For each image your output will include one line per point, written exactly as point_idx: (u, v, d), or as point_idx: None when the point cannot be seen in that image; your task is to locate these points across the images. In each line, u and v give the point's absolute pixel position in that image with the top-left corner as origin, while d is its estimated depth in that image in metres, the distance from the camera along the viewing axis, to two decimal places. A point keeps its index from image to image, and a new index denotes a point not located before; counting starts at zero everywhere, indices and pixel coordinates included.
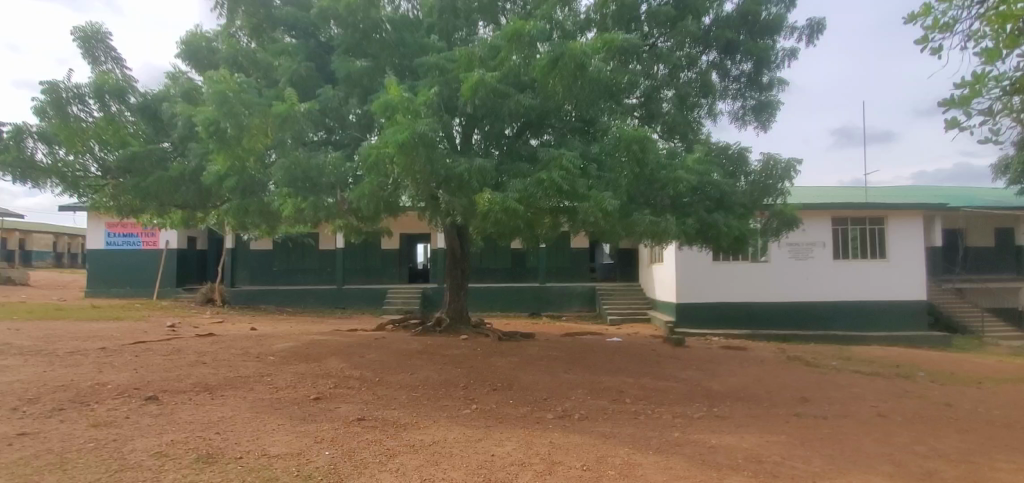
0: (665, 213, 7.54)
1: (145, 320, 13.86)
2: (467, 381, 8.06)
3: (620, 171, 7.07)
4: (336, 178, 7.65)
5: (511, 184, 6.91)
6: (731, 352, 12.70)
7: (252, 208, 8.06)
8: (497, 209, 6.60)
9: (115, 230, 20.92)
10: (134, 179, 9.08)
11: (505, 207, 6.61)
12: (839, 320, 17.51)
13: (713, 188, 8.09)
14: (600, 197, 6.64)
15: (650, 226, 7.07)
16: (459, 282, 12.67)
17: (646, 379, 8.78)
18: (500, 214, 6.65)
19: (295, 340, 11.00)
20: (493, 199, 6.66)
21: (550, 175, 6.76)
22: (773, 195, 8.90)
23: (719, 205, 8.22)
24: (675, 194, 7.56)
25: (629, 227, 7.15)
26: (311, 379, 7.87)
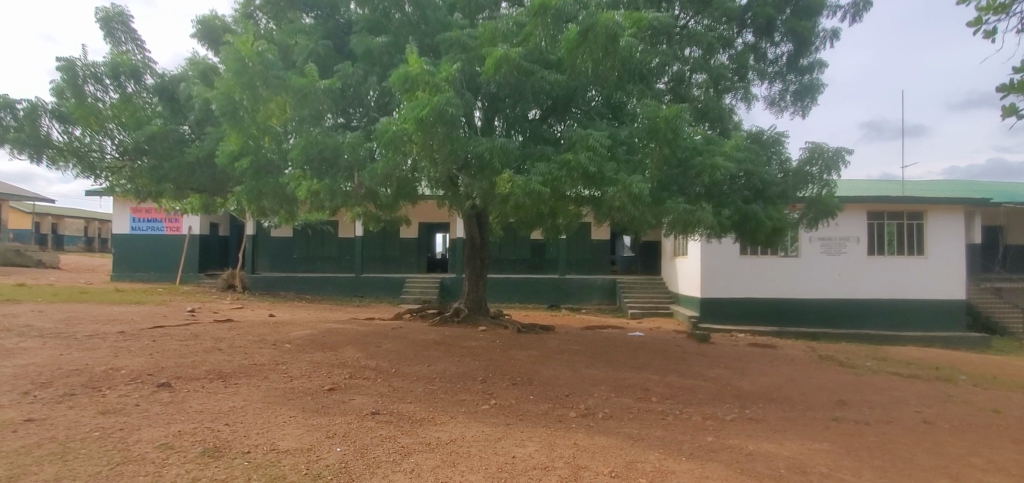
0: (699, 201, 7.10)
1: (166, 305, 13.98)
2: (486, 374, 7.78)
3: (652, 155, 6.66)
4: (354, 160, 7.38)
5: (535, 167, 6.55)
6: (759, 350, 12.18)
7: (268, 191, 7.85)
8: (520, 193, 6.25)
9: (141, 216, 21.22)
10: (153, 162, 9.00)
11: (528, 191, 6.25)
12: (873, 319, 16.73)
13: (751, 177, 7.63)
14: (629, 182, 6.23)
15: (683, 214, 6.66)
16: (478, 273, 12.40)
17: (672, 376, 8.38)
18: (524, 199, 6.28)
19: (311, 328, 10.88)
20: (516, 182, 6.31)
21: (576, 157, 6.37)
22: (815, 184, 8.33)
23: (757, 195, 7.76)
24: (710, 182, 7.12)
25: (660, 215, 6.72)
26: (326, 369, 7.69)
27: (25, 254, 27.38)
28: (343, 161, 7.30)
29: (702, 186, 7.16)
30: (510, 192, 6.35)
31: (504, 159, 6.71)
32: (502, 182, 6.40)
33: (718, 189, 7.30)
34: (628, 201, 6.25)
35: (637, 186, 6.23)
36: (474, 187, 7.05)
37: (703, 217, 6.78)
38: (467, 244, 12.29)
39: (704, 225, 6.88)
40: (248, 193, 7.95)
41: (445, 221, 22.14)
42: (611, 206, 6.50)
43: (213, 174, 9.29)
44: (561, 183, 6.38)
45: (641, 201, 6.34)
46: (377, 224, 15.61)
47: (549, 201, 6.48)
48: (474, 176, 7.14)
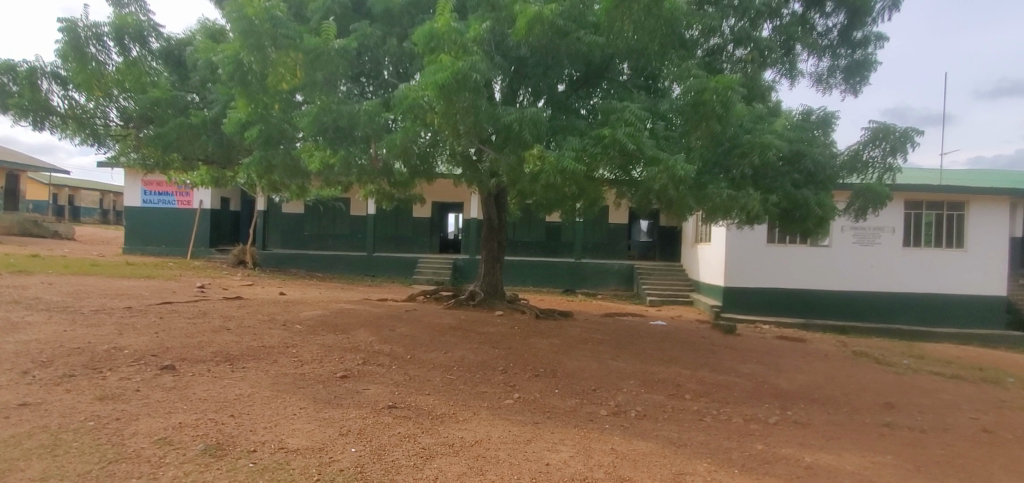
0: (746, 185, 6.48)
1: (176, 280, 13.70)
2: (507, 364, 7.32)
3: (697, 130, 6.03)
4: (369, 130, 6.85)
5: (568, 141, 5.98)
6: (788, 344, 11.62)
7: (278, 162, 7.35)
8: (550, 171, 5.69)
9: (152, 189, 21.00)
10: (158, 128, 8.57)
11: (560, 169, 5.67)
12: (905, 313, 16.05)
13: (803, 159, 6.98)
14: (672, 160, 5.61)
15: (729, 199, 6.05)
16: (495, 255, 11.90)
17: (703, 371, 7.86)
18: (555, 178, 5.70)
19: (323, 309, 10.50)
20: (546, 158, 5.74)
21: (614, 131, 5.76)
22: (875, 169, 7.67)
23: (807, 179, 7.10)
24: (758, 164, 6.48)
25: (705, 201, 6.10)
26: (339, 354, 7.27)
27: (42, 225, 27.41)
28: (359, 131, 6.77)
29: (750, 169, 6.52)
30: (540, 169, 5.79)
31: (534, 132, 6.13)
32: (531, 157, 5.84)
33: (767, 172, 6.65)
34: (671, 183, 5.64)
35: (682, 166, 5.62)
36: (499, 163, 6.51)
37: (751, 203, 6.17)
38: (484, 225, 11.78)
39: (752, 212, 6.27)
40: (257, 165, 7.46)
41: (459, 201, 21.64)
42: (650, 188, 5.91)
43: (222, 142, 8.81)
44: (596, 161, 5.80)
45: (684, 183, 5.73)
46: (390, 202, 15.13)
47: (582, 180, 5.91)
48: (499, 150, 6.58)
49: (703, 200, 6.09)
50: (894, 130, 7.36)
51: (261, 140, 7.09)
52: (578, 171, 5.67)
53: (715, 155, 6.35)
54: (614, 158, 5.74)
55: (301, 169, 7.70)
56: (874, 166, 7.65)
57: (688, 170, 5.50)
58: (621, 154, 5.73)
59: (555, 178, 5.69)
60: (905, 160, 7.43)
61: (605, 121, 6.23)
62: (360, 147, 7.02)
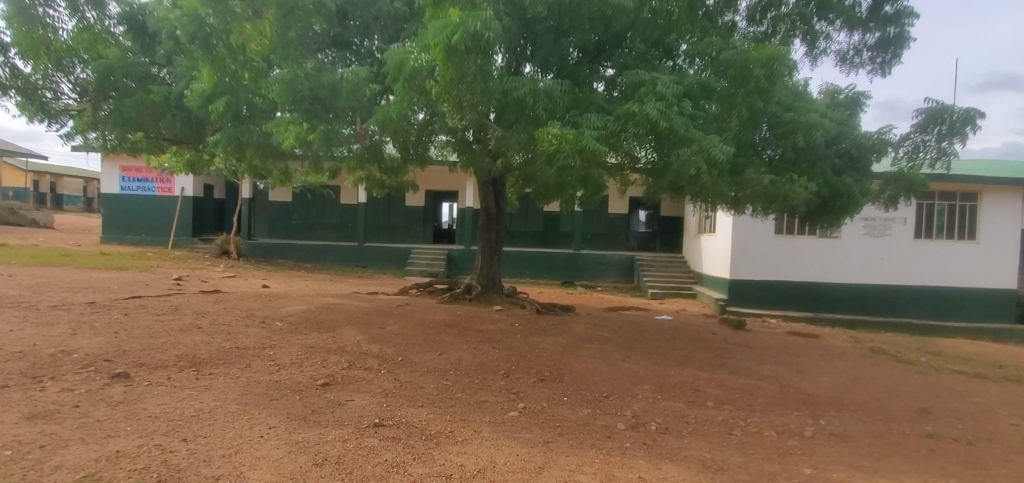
0: (786, 171, 5.85)
1: (151, 272, 12.83)
2: (512, 366, 6.66)
3: (734, 106, 5.43)
4: (356, 105, 6.15)
5: (586, 117, 5.31)
6: (802, 342, 11.03)
7: (250, 143, 6.65)
8: (569, 151, 4.99)
9: (130, 175, 19.97)
10: (119, 109, 8.01)
11: (580, 148, 4.98)
12: (915, 307, 15.53)
13: (847, 144, 6.30)
14: (708, 140, 5.00)
15: (769, 187, 5.41)
16: (494, 246, 11.19)
17: (722, 374, 7.21)
18: (574, 159, 5.01)
19: (307, 304, 9.70)
20: (564, 136, 5.04)
21: (642, 106, 5.10)
22: (929, 153, 6.96)
23: (849, 163, 6.43)
24: (796, 147, 5.89)
25: (741, 189, 5.43)
26: (321, 356, 6.52)
27: (18, 213, 26.23)
28: (341, 103, 6.08)
29: (789, 153, 5.92)
30: (555, 149, 5.13)
31: (549, 106, 5.43)
32: (545, 135, 5.16)
33: (808, 156, 6.00)
34: (704, 168, 5.02)
35: (719, 147, 5.00)
36: (507, 141, 5.82)
37: (794, 191, 5.56)
38: (481, 214, 11.06)
39: (791, 203, 5.67)
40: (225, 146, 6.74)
41: (454, 190, 20.86)
42: (679, 172, 5.26)
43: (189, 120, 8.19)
44: (620, 139, 5.13)
45: (718, 168, 5.11)
46: (380, 191, 14.34)
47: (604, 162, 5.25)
48: (508, 128, 5.90)
49: (737, 188, 5.45)
50: (954, 111, 6.59)
51: (229, 115, 6.44)
52: (600, 153, 4.98)
53: (750, 136, 5.72)
54: (642, 136, 5.09)
55: (277, 155, 7.02)
56: (927, 151, 6.97)
57: (724, 154, 4.94)
58: (649, 131, 5.08)
59: (574, 159, 5.01)
60: (965, 144, 6.66)
61: (630, 96, 5.58)
62: (342, 122, 6.33)
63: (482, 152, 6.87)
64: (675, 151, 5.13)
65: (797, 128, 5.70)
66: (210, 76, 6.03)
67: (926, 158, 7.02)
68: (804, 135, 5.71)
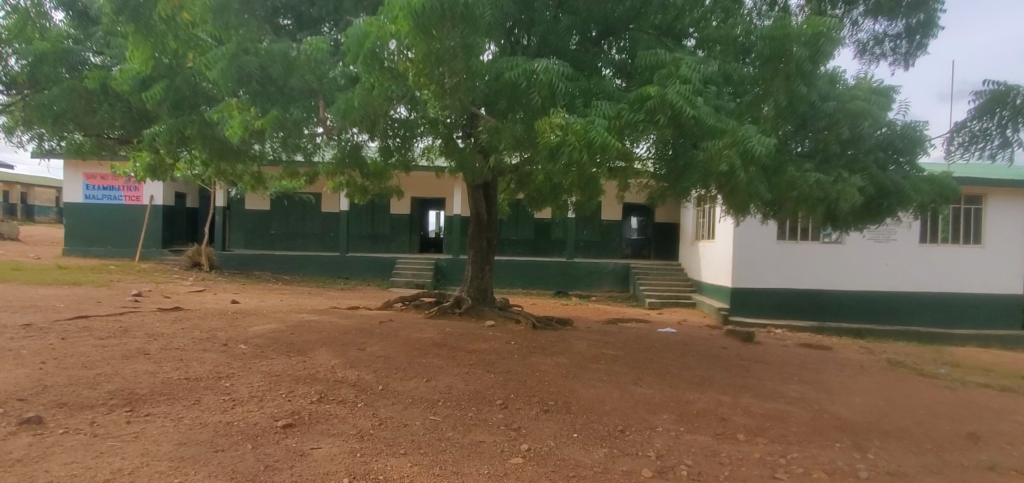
0: (830, 169, 5.14)
1: (108, 287, 11.67)
2: (508, 393, 5.80)
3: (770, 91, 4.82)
4: (316, 84, 5.61)
5: (595, 103, 4.46)
6: (816, 355, 10.33)
7: (193, 136, 6.20)
8: (576, 145, 4.12)
9: (95, 182, 18.71)
10: (45, 94, 7.29)
11: (590, 142, 4.11)
12: (923, 315, 14.96)
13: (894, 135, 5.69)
14: (743, 130, 4.22)
15: (815, 187, 4.70)
16: (484, 255, 10.34)
17: (747, 397, 6.41)
18: (582, 155, 4.13)
19: (279, 322, 8.69)
20: (572, 127, 4.20)
21: (664, 89, 4.27)
22: (990, 146, 6.31)
23: (891, 156, 5.82)
24: (841, 140, 5.33)
25: (788, 188, 4.64)
26: (287, 387, 5.59)
27: None
28: (297, 81, 5.52)
29: (835, 145, 5.34)
30: (558, 144, 4.29)
31: (549, 91, 4.55)
32: (546, 126, 4.33)
33: (857, 147, 5.41)
34: (741, 163, 4.18)
35: (757, 140, 4.21)
36: (500, 133, 5.04)
37: (844, 192, 4.93)
38: (470, 221, 10.22)
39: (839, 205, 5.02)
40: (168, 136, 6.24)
41: (441, 197, 19.98)
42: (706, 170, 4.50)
43: (129, 112, 7.39)
44: (638, 131, 4.31)
45: (757, 163, 4.28)
46: (363, 198, 13.45)
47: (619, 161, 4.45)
48: (501, 118, 5.15)
49: (775, 189, 4.72)
50: (1016, 94, 5.98)
51: (167, 102, 6.10)
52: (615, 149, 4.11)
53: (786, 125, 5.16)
54: (664, 128, 4.29)
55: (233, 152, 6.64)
56: (987, 141, 6.31)
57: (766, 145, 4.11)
58: (671, 120, 4.28)
59: (583, 156, 4.12)
60: None
61: (648, 79, 4.78)
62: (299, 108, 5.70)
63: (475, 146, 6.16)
64: (703, 144, 4.35)
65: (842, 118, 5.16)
66: (141, 57, 5.65)
67: (986, 149, 6.34)
68: (850, 124, 5.21)
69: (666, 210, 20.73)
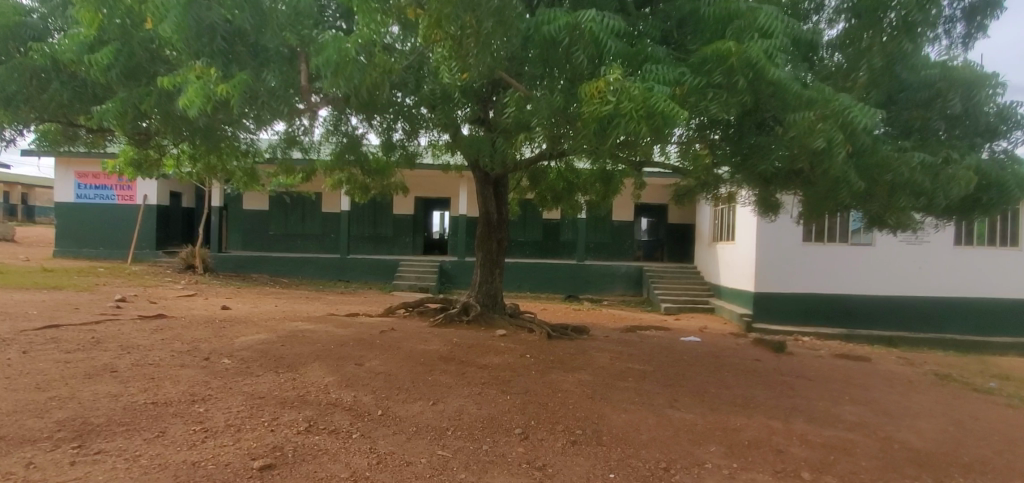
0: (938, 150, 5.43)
1: (91, 292, 10.93)
2: (528, 419, 5.01)
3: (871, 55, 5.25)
4: (290, 37, 5.45)
5: (651, 68, 4.38)
6: (854, 367, 9.49)
7: (151, 112, 5.84)
8: (633, 114, 3.98)
9: (86, 181, 18.01)
10: None
11: (649, 114, 3.99)
12: (958, 322, 14.07)
13: (995, 117, 5.67)
14: (837, 103, 4.39)
15: (914, 172, 4.94)
16: (493, 257, 9.53)
17: (799, 421, 5.62)
18: (638, 124, 3.98)
19: (270, 331, 7.91)
20: (632, 93, 4.03)
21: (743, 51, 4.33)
22: None
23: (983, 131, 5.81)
24: (944, 115, 5.61)
25: (882, 179, 4.97)
26: (271, 413, 4.83)
27: None
28: (269, 37, 5.40)
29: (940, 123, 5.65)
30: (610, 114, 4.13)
31: (593, 48, 4.49)
32: (592, 93, 4.22)
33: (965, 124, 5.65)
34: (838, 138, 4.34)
35: (855, 112, 4.38)
36: (534, 109, 4.89)
37: (956, 178, 5.04)
38: (478, 220, 9.46)
39: (940, 194, 5.13)
40: (121, 112, 5.81)
41: (447, 197, 19.22)
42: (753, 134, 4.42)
43: (91, 93, 6.84)
44: (706, 100, 4.46)
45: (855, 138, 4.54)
46: (365, 198, 12.78)
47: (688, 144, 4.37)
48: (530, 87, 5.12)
49: (865, 173, 5.02)
50: None
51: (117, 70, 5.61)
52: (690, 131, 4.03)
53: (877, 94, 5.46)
54: (740, 92, 4.49)
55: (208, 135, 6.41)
56: None
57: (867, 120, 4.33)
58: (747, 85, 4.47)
59: (640, 128, 3.97)
60: None
61: (719, 32, 4.82)
62: (272, 74, 5.54)
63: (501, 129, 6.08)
64: (789, 117, 4.54)
65: (950, 86, 5.46)
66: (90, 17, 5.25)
67: None
68: (961, 94, 5.49)
69: (679, 211, 19.91)
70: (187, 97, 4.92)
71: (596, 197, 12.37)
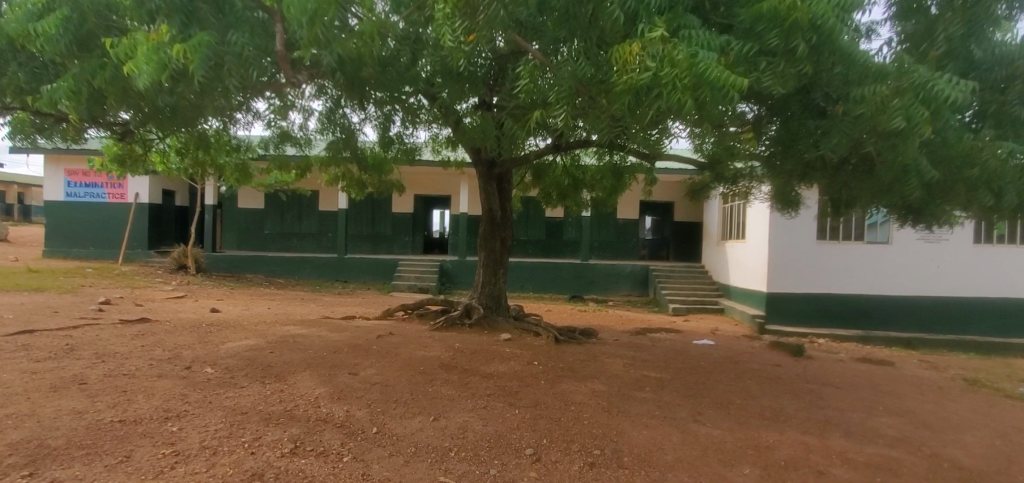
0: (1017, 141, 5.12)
1: (75, 294, 10.42)
2: (539, 437, 4.51)
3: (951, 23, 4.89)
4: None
5: (693, 32, 3.90)
6: (879, 372, 8.97)
7: (107, 89, 5.45)
8: (677, 86, 3.60)
9: (77, 180, 17.45)
10: None
11: (696, 84, 3.61)
12: (978, 323, 13.54)
13: None
14: (920, 75, 4.12)
15: (1001, 164, 4.76)
16: (497, 257, 9.02)
17: (837, 437, 5.11)
18: (682, 96, 3.59)
19: (258, 337, 7.41)
20: (679, 62, 3.61)
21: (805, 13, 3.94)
22: None
23: None
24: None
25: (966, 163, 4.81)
26: (252, 431, 4.35)
27: None
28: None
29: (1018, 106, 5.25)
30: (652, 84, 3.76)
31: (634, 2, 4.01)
32: (627, 56, 3.87)
33: None
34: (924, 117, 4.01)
35: (940, 84, 4.08)
36: (560, 80, 4.60)
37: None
38: (482, 218, 8.98)
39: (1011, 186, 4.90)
40: (74, 91, 5.39)
41: (447, 195, 18.71)
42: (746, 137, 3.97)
43: (50, 71, 6.35)
44: (759, 70, 4.24)
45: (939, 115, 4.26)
46: (362, 196, 12.28)
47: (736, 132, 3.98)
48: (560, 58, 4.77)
49: (945, 164, 4.87)
50: None
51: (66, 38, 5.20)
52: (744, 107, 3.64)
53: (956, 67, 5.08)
54: (799, 61, 4.23)
55: (180, 108, 6.08)
56: None
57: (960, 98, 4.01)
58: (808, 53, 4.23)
59: (685, 99, 3.59)
60: None
61: None
62: (240, 35, 5.17)
63: (511, 107, 5.96)
64: (858, 92, 4.32)
65: None
66: None
67: None
68: None
69: (685, 209, 19.39)
70: (134, 61, 4.57)
71: (602, 194, 11.86)
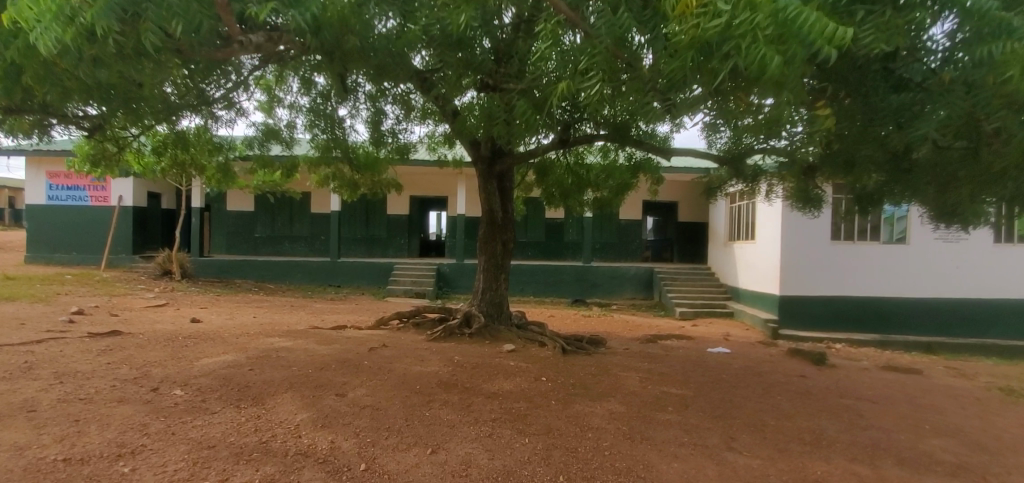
0: None
1: (46, 304, 9.73)
2: (554, 473, 3.89)
3: None
4: None
5: None
6: (907, 382, 8.39)
7: (23, 63, 4.81)
8: (760, 37, 3.20)
9: (58, 182, 16.70)
10: None
11: (778, 32, 3.23)
12: (998, 326, 12.98)
13: None
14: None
15: None
16: (499, 261, 8.38)
17: (889, 465, 4.51)
18: (763, 49, 3.20)
19: (238, 350, 6.76)
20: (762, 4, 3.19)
21: None
22: None
23: None
24: None
25: None
26: (218, 471, 3.73)
27: None
28: None
29: None
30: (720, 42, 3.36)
31: None
32: (687, 5, 3.52)
33: None
34: None
35: None
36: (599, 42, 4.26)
37: None
38: (481, 220, 8.37)
39: None
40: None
41: (443, 196, 18.06)
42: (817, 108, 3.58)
43: None
44: (857, 22, 3.83)
45: None
46: (354, 198, 11.62)
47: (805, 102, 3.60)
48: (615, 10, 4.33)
49: None
50: None
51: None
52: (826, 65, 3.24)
53: None
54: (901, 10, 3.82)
55: (120, 84, 5.45)
56: None
57: None
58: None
59: (770, 53, 3.18)
60: None
61: None
62: None
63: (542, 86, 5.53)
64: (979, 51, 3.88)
65: None
66: None
67: None
68: None
69: (689, 209, 18.79)
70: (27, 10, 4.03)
71: (607, 194, 11.24)
